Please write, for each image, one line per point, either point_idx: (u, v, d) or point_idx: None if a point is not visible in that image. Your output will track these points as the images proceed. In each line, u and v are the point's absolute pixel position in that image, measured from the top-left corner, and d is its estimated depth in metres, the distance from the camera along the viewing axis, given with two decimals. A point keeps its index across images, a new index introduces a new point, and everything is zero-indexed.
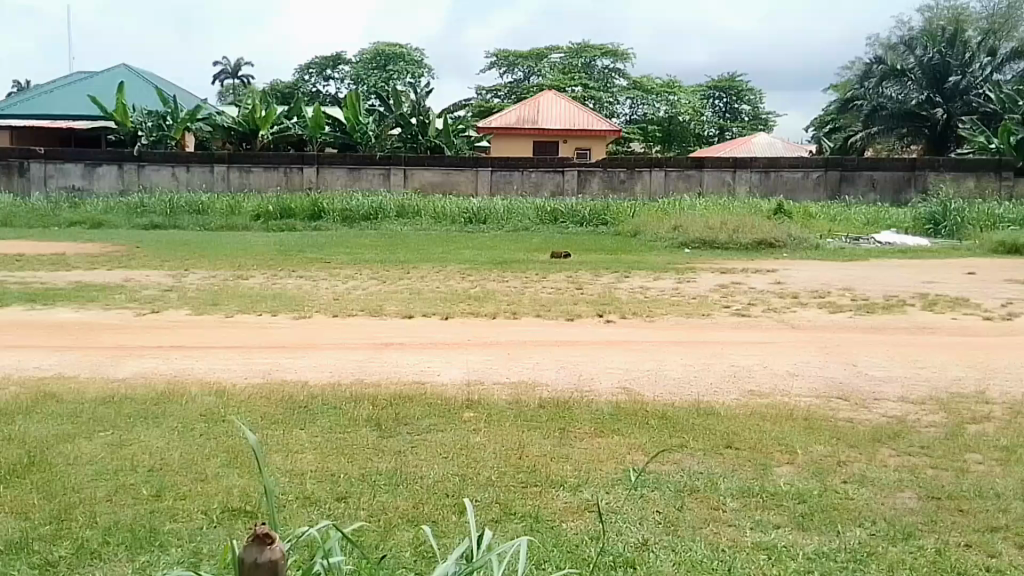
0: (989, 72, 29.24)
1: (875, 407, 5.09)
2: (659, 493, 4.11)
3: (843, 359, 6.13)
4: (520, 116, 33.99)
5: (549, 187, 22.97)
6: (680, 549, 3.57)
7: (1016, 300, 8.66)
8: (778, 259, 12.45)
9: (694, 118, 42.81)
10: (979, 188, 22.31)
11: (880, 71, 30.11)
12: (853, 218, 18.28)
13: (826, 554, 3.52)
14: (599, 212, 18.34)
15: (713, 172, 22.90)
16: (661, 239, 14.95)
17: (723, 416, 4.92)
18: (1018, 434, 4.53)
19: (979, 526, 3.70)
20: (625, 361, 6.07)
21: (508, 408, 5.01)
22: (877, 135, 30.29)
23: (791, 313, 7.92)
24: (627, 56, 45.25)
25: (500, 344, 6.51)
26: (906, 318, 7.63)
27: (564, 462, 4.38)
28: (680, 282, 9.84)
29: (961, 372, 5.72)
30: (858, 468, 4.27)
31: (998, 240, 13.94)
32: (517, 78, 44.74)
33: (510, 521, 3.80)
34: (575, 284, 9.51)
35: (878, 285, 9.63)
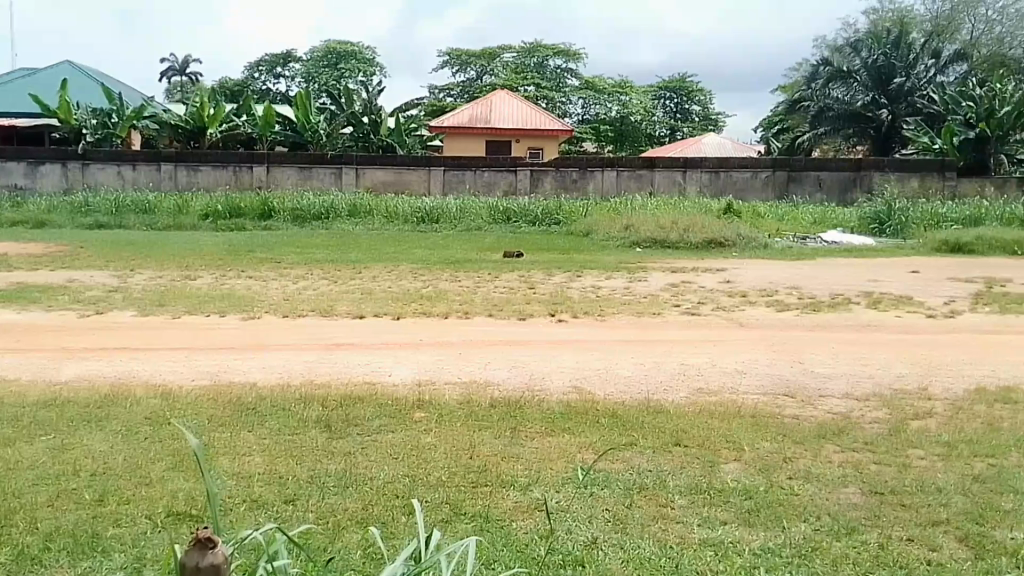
0: (932, 74, 29.66)
1: (821, 404, 5.16)
2: (608, 491, 4.12)
3: (790, 357, 6.21)
4: (471, 115, 34.04)
5: (502, 187, 23.00)
6: (629, 546, 3.58)
7: (957, 298, 8.85)
8: (728, 259, 12.56)
9: (645, 118, 43.20)
10: (922, 188, 22.68)
11: (827, 73, 30.59)
12: (800, 218, 18.56)
13: (771, 550, 3.55)
14: (551, 212, 18.36)
15: (664, 172, 22.92)
16: (613, 239, 15.00)
17: (670, 414, 4.95)
18: (957, 429, 4.63)
19: (921, 521, 3.75)
20: (578, 360, 6.09)
21: (459, 408, 5.00)
22: (824, 136, 30.87)
23: (740, 312, 8.01)
24: (579, 56, 45.43)
25: (454, 344, 6.50)
26: (853, 316, 7.76)
27: (514, 462, 4.37)
28: (632, 282, 9.89)
29: (904, 369, 5.82)
30: (804, 464, 4.32)
31: (940, 240, 14.21)
32: (469, 77, 44.83)
33: (459, 521, 3.79)
34: (528, 284, 9.51)
35: (825, 284, 9.78)
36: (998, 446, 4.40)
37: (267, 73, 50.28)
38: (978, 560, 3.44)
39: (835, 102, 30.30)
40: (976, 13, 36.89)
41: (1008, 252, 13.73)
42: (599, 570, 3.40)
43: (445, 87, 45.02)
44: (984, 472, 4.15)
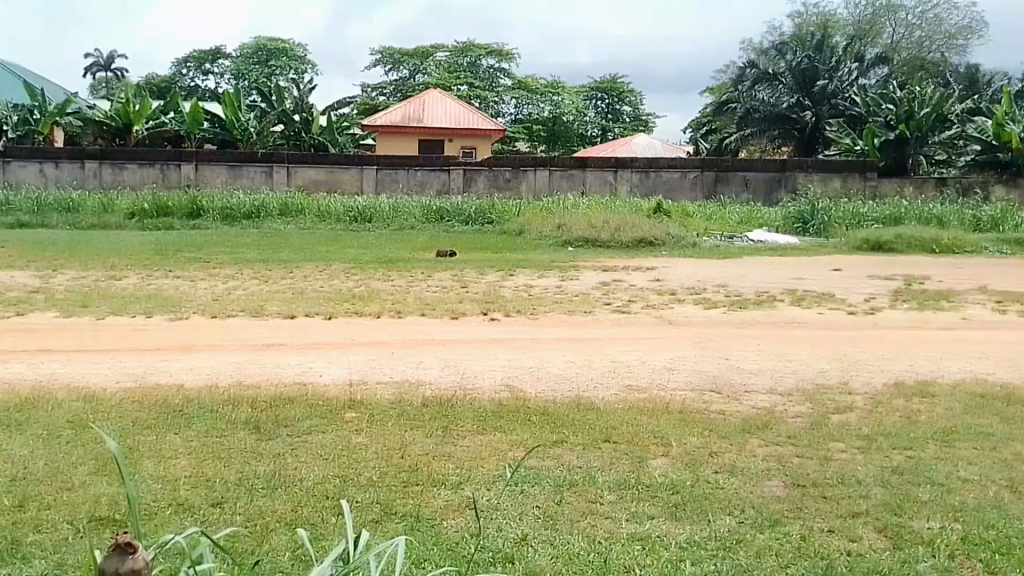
0: (856, 77, 30.39)
1: (745, 399, 5.27)
2: (538, 488, 4.14)
3: (716, 353, 6.33)
4: (403, 114, 33.97)
5: (435, 186, 23.06)
6: (558, 542, 3.61)
7: (877, 295, 9.15)
8: (658, 258, 12.77)
9: (577, 118, 43.81)
10: (844, 188, 23.37)
11: (752, 75, 31.29)
12: (727, 217, 18.93)
13: (697, 543, 3.61)
14: (484, 211, 18.48)
15: (596, 172, 23.30)
16: (545, 238, 15.10)
17: (599, 412, 5.01)
18: (876, 422, 4.78)
19: (842, 512, 3.86)
20: (511, 358, 6.12)
21: (390, 408, 4.99)
22: (750, 137, 31.52)
23: (669, 310, 8.14)
24: (512, 56, 45.76)
25: (392, 343, 6.49)
26: (777, 313, 7.96)
27: (446, 460, 4.38)
28: (565, 280, 9.98)
29: (826, 364, 5.98)
30: (728, 458, 4.41)
31: (862, 238, 14.65)
32: (402, 76, 45.05)
33: (390, 521, 3.77)
34: (461, 283, 9.52)
35: (752, 282, 10.01)
36: (914, 437, 4.55)
37: (196, 69, 49.64)
38: (896, 549, 3.54)
39: (761, 104, 30.83)
40: (897, 18, 38.17)
41: (926, 251, 14.21)
42: (528, 567, 3.41)
43: (379, 85, 45.08)
44: (900, 463, 4.28)
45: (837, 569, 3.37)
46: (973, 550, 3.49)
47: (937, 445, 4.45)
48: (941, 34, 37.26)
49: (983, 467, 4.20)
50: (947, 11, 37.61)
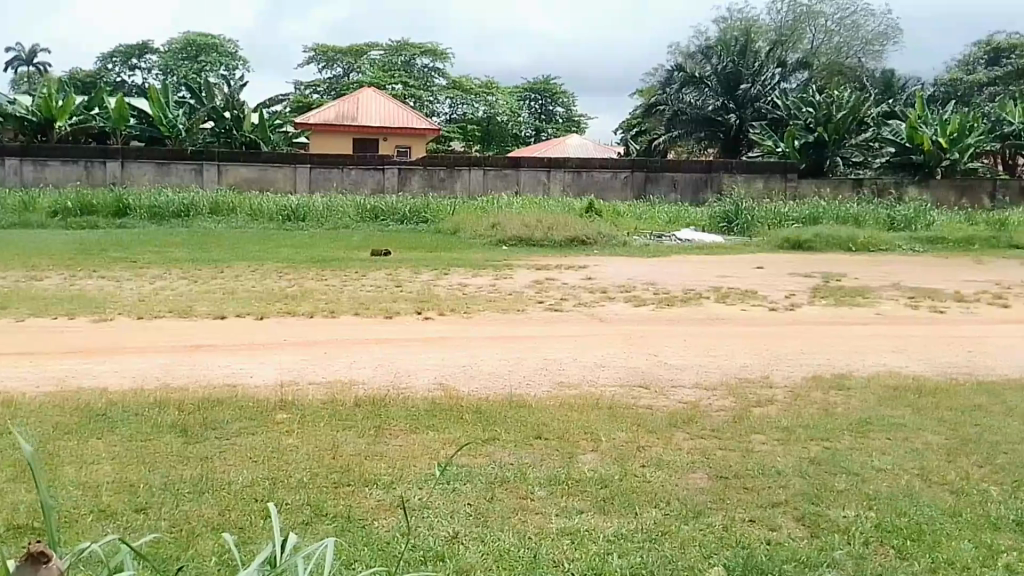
0: (778, 81, 31.33)
1: (672, 393, 5.40)
2: (470, 485, 4.18)
3: (646, 350, 6.46)
4: (336, 112, 33.71)
5: (370, 184, 23.01)
6: (489, 539, 3.65)
7: (797, 291, 9.45)
8: (590, 256, 12.97)
9: (511, 118, 43.84)
10: (766, 189, 23.99)
11: (680, 79, 32.01)
12: (656, 217, 19.35)
13: (625, 535, 3.69)
14: (418, 210, 18.53)
15: (529, 171, 23.61)
16: (480, 238, 15.15)
17: (531, 408, 5.07)
18: (795, 415, 4.96)
19: (763, 502, 3.99)
20: (444, 357, 6.14)
21: (322, 409, 4.96)
22: (677, 139, 32.15)
23: (600, 307, 8.28)
24: (446, 56, 45.57)
25: (329, 343, 6.45)
26: (704, 309, 8.18)
27: (378, 460, 4.38)
28: (498, 279, 10.04)
29: (749, 359, 6.17)
30: (655, 452, 4.51)
31: (783, 238, 15.11)
32: (336, 74, 44.98)
33: (320, 522, 3.76)
34: (395, 282, 9.50)
35: (682, 280, 10.22)
36: (831, 429, 4.73)
37: (122, 63, 48.31)
38: (813, 538, 3.67)
39: (689, 107, 31.53)
40: (817, 24, 39.26)
41: (844, 249, 14.74)
42: (459, 566, 3.43)
43: (312, 83, 44.78)
44: (818, 454, 4.44)
45: (757, 557, 3.48)
46: (886, 537, 3.64)
47: (852, 436, 4.64)
48: (858, 39, 38.51)
49: (895, 456, 4.38)
50: (863, 18, 38.81)
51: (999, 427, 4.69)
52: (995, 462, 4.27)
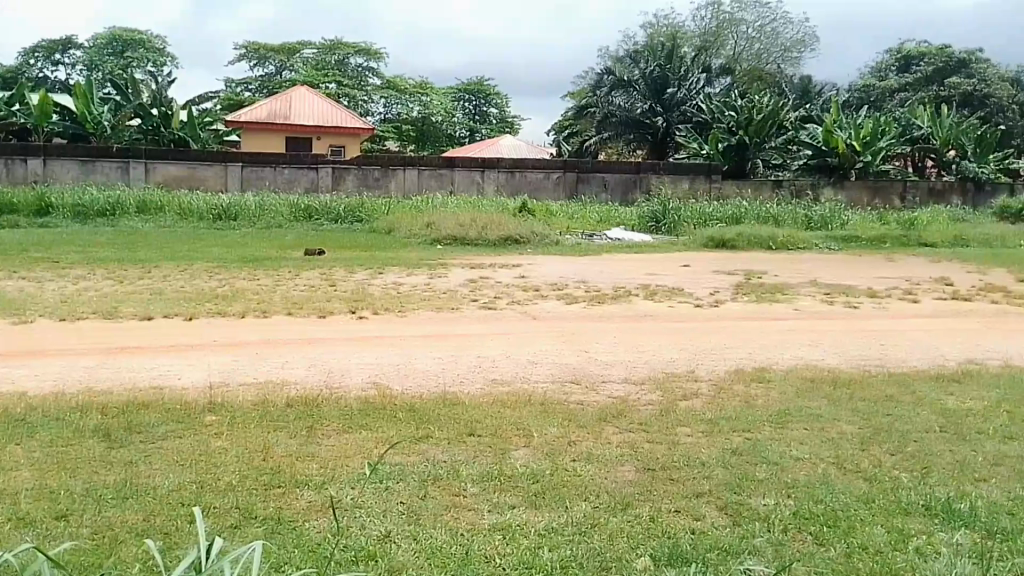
0: (702, 85, 31.88)
1: (602, 389, 5.52)
2: (403, 484, 4.19)
3: (578, 347, 6.58)
4: (268, 110, 33.10)
5: (303, 184, 22.98)
6: (421, 537, 3.67)
7: (721, 288, 9.73)
8: (523, 255, 13.14)
9: (445, 119, 44.11)
10: (692, 189, 24.59)
11: (609, 82, 32.53)
12: (588, 216, 19.69)
13: (555, 529, 3.77)
14: (353, 209, 18.42)
15: (463, 171, 23.77)
16: (414, 237, 15.19)
17: (463, 406, 5.13)
18: (719, 407, 5.13)
19: (688, 493, 4.12)
20: (376, 356, 6.13)
21: (252, 410, 4.93)
22: (608, 140, 32.77)
23: (533, 305, 8.40)
24: (379, 55, 45.27)
25: (265, 343, 6.40)
26: (633, 306, 8.38)
27: (309, 460, 4.37)
28: (433, 278, 10.07)
29: (675, 354, 6.35)
30: (585, 447, 4.61)
31: (708, 236, 15.59)
32: (268, 72, 44.13)
33: (250, 525, 3.72)
34: (328, 281, 9.45)
35: (613, 278, 10.42)
36: (753, 421, 4.91)
37: (44, 59, 46.43)
38: (735, 526, 3.81)
39: (618, 109, 32.17)
40: (738, 31, 40.08)
41: (764, 247, 15.28)
42: (391, 565, 3.45)
43: (243, 80, 43.95)
44: (740, 445, 4.60)
45: (682, 547, 3.60)
46: (804, 524, 3.80)
47: (772, 427, 4.82)
48: (777, 46, 39.43)
49: (812, 446, 4.57)
50: (783, 25, 39.70)
51: (907, 416, 4.95)
52: (905, 449, 4.51)
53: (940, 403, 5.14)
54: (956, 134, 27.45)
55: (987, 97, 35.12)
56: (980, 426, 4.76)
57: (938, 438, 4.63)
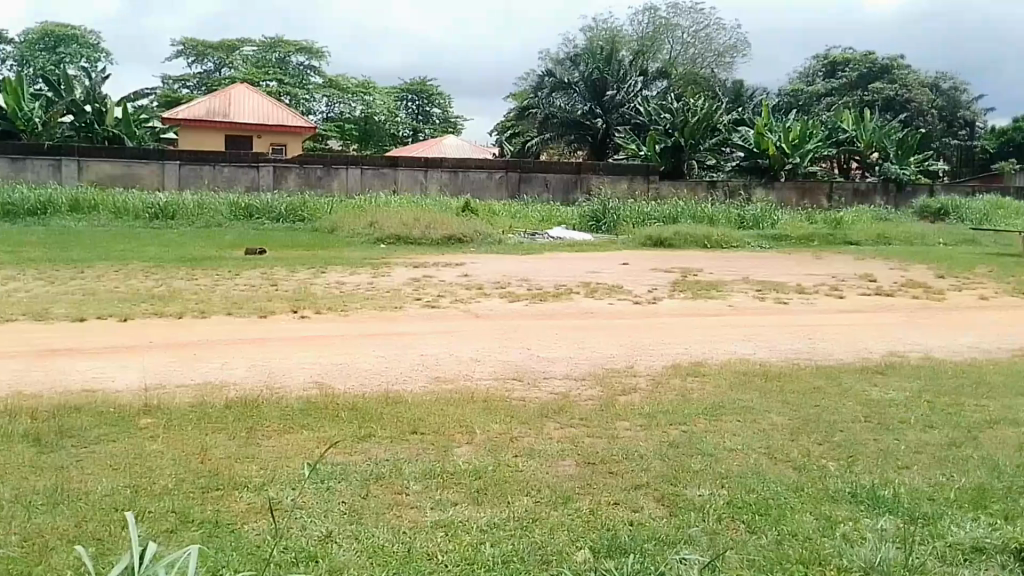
0: (641, 89, 32.57)
1: (544, 385, 5.61)
2: (345, 484, 4.17)
3: (520, 344, 6.67)
4: (206, 108, 32.40)
5: (243, 183, 22.76)
6: (362, 536, 3.66)
7: (659, 286, 9.96)
8: (465, 254, 13.26)
9: (388, 118, 44.19)
10: (631, 189, 25.10)
11: (550, 83, 33.40)
12: (530, 216, 19.93)
13: (497, 525, 3.81)
14: (295, 208, 18.24)
15: (406, 170, 23.94)
16: (357, 236, 15.16)
17: (405, 404, 5.15)
18: (656, 401, 5.28)
19: (626, 485, 4.22)
20: (318, 356, 6.10)
21: (189, 411, 4.87)
22: (550, 141, 33.66)
23: (476, 303, 8.46)
24: (322, 54, 44.86)
25: (206, 344, 6.31)
26: (575, 303, 8.54)
27: (249, 462, 4.32)
28: (376, 277, 10.03)
29: (615, 350, 6.50)
30: (527, 442, 4.68)
31: (646, 236, 16.00)
32: (206, 69, 43.29)
33: (187, 529, 3.65)
34: (270, 281, 9.35)
35: (554, 276, 10.57)
36: (688, 413, 5.06)
37: None
38: (672, 516, 3.91)
39: (559, 111, 33.00)
40: (674, 36, 40.35)
41: (699, 245, 15.75)
42: (332, 564, 3.42)
43: (181, 77, 42.91)
44: (677, 437, 4.72)
45: (620, 538, 3.68)
46: (737, 513, 3.93)
47: (707, 419, 4.97)
48: (710, 51, 40.14)
49: (745, 437, 4.73)
50: (716, 31, 40.27)
51: (833, 406, 5.17)
52: (833, 439, 4.70)
53: (864, 394, 5.38)
54: (879, 138, 28.38)
55: (908, 102, 37.07)
56: (901, 415, 5.00)
57: (863, 427, 4.84)
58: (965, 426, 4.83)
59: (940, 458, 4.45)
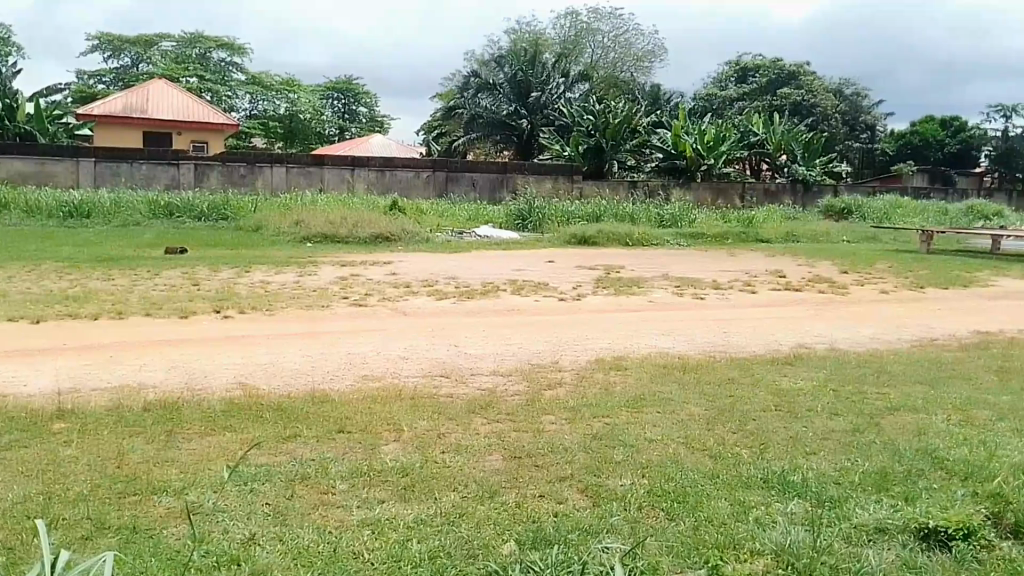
0: (564, 91, 33.37)
1: (471, 381, 5.70)
2: (269, 485, 4.11)
3: (448, 341, 6.72)
4: (123, 104, 31.28)
5: (162, 180, 22.27)
6: (287, 538, 3.59)
7: (583, 283, 10.18)
8: (393, 252, 13.27)
9: (315, 117, 43.60)
10: (555, 188, 25.63)
11: (475, 84, 33.61)
12: (458, 214, 20.12)
13: (424, 521, 3.80)
14: (217, 206, 17.85)
15: (333, 169, 23.83)
16: (283, 235, 14.93)
17: (332, 403, 5.16)
18: (579, 394, 5.44)
19: (552, 478, 4.31)
20: (243, 357, 6.01)
21: (106, 415, 4.74)
22: (476, 141, 33.68)
23: (404, 301, 8.46)
24: (244, 50, 43.88)
25: (130, 346, 6.13)
26: (502, 300, 8.66)
27: (168, 466, 4.22)
28: (302, 276, 9.89)
29: (541, 346, 6.63)
30: (455, 438, 4.74)
31: (571, 234, 16.36)
32: (123, 64, 41.68)
33: (103, 536, 3.52)
34: (191, 281, 9.14)
35: (480, 274, 10.66)
36: (611, 407, 5.22)
37: None
38: (595, 507, 4.02)
39: (484, 111, 33.17)
40: (595, 40, 40.74)
41: (622, 243, 16.20)
42: (255, 567, 3.35)
43: (96, 72, 41.21)
44: (600, 430, 4.87)
45: (545, 530, 3.75)
46: (657, 502, 4.06)
47: (629, 412, 5.14)
48: (630, 56, 40.30)
49: (665, 428, 4.91)
50: (635, 36, 40.67)
51: (747, 396, 5.43)
52: (746, 428, 4.92)
53: (775, 384, 5.67)
54: (788, 140, 29.45)
55: (813, 107, 38.27)
56: (809, 404, 5.28)
57: (774, 416, 5.09)
58: (867, 413, 5.14)
59: (845, 443, 4.72)
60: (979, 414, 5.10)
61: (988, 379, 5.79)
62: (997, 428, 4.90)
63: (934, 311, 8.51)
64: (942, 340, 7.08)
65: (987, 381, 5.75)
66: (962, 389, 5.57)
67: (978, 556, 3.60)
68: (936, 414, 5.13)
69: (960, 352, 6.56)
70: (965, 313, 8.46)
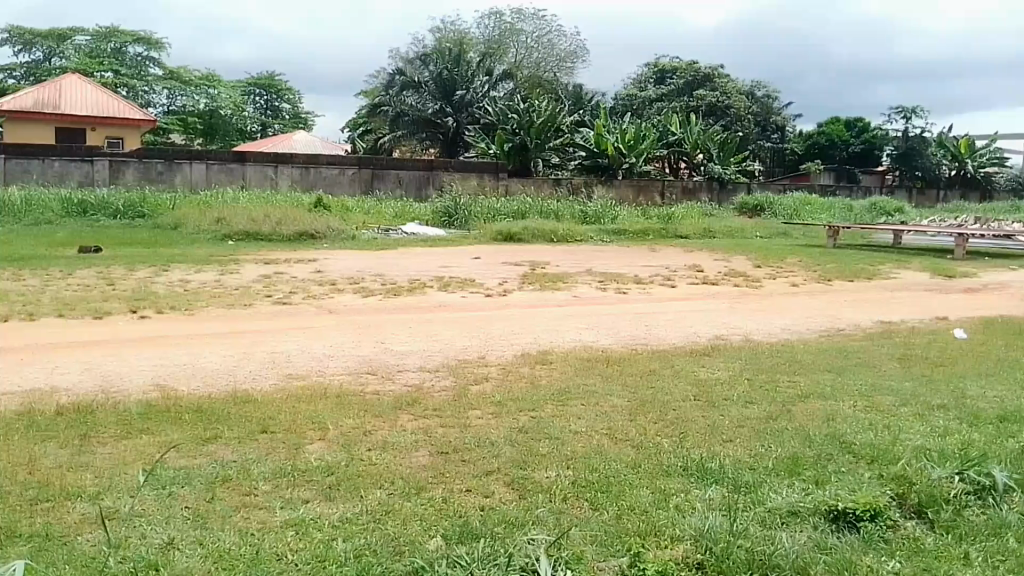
0: (488, 89, 33.10)
1: (398, 377, 5.72)
2: (189, 488, 3.99)
3: (376, 339, 6.70)
4: (35, 100, 30.12)
5: (75, 177, 21.51)
6: (208, 541, 3.49)
7: (508, 279, 10.27)
8: (315, 250, 13.12)
9: (236, 113, 42.75)
10: (480, 185, 25.78)
11: (399, 82, 33.05)
12: (383, 211, 20.12)
13: (349, 520, 3.76)
14: (134, 204, 17.41)
15: (255, 166, 23.43)
16: (203, 232, 14.67)
17: (254, 403, 5.10)
18: (506, 389, 5.52)
19: (479, 472, 4.33)
20: (166, 358, 5.88)
21: (16, 420, 4.56)
22: (402, 139, 33.60)
23: (331, 299, 8.39)
24: (162, 45, 42.51)
25: (49, 349, 5.91)
26: (429, 297, 8.67)
27: (82, 471, 4.09)
28: (224, 275, 9.68)
29: (467, 341, 6.70)
30: (381, 435, 4.74)
31: (495, 231, 16.44)
32: (35, 59, 39.79)
33: (12, 544, 3.39)
34: (106, 280, 8.85)
35: (408, 271, 10.63)
36: (536, 401, 5.30)
37: None
38: (520, 499, 4.06)
39: (409, 108, 32.97)
40: (518, 40, 41.01)
41: (547, 239, 16.48)
42: (173, 570, 3.26)
43: (4, 67, 39.39)
44: (526, 423, 4.95)
45: (471, 524, 3.76)
46: (580, 492, 4.14)
47: (554, 405, 5.24)
48: (553, 56, 40.88)
49: (588, 420, 5.02)
50: (558, 37, 41.21)
51: (667, 387, 5.60)
52: (666, 418, 5.07)
53: (693, 374, 5.86)
54: (703, 140, 30.24)
55: (727, 109, 39.02)
56: (726, 394, 5.47)
57: (692, 405, 5.27)
58: (780, 401, 5.37)
59: (759, 431, 4.91)
60: (884, 401, 5.38)
61: (889, 366, 6.11)
62: (899, 412, 5.18)
63: (843, 303, 8.91)
64: (849, 330, 7.42)
65: (888, 368, 6.08)
66: (867, 376, 5.88)
67: (885, 536, 3.80)
68: (843, 400, 5.39)
69: (866, 341, 6.89)
70: (873, 304, 8.88)
